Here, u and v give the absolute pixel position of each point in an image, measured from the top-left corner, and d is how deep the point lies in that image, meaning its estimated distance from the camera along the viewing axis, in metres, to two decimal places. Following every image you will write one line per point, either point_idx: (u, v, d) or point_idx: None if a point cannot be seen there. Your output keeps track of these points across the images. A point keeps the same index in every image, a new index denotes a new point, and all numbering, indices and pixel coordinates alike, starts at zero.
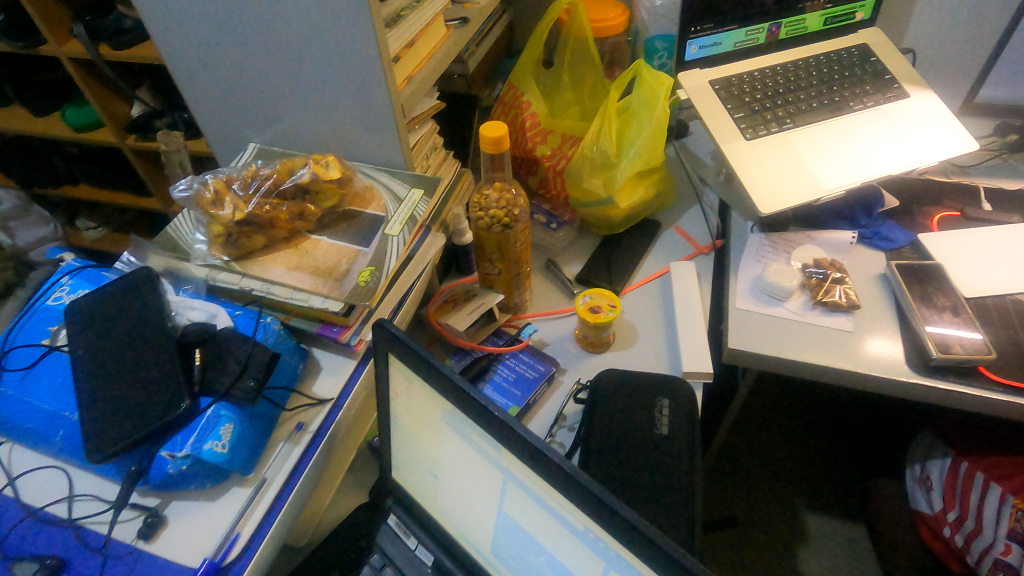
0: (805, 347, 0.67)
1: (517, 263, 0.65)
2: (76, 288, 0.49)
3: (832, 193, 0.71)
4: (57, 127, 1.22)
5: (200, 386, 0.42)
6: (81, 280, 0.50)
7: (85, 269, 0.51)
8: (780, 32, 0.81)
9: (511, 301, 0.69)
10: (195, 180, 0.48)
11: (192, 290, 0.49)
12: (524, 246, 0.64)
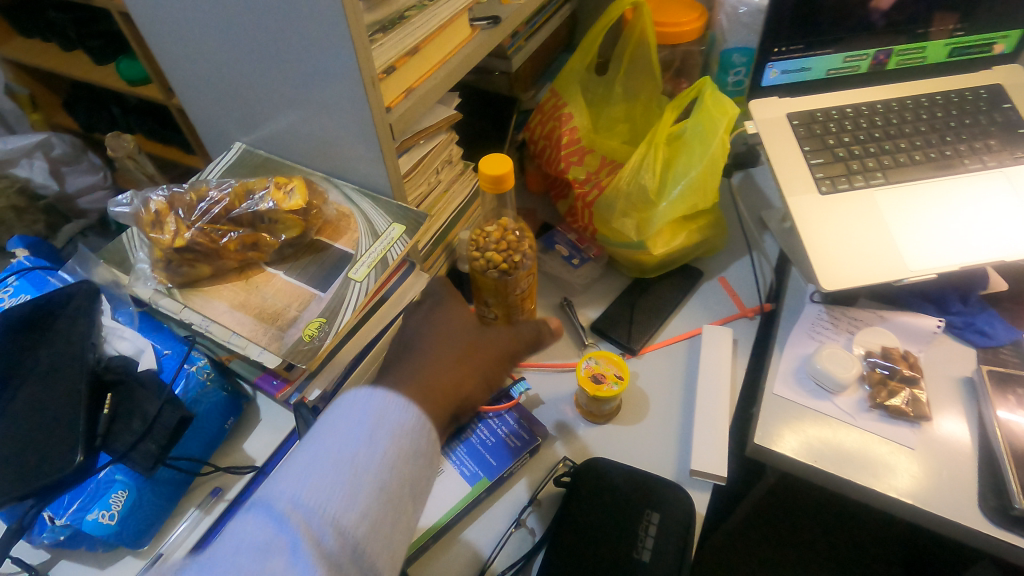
0: (851, 459, 0.56)
1: (518, 309, 0.56)
2: (19, 292, 0.46)
3: (919, 275, 0.57)
4: (111, 78, 1.22)
5: (101, 440, 0.38)
6: (26, 283, 0.46)
7: (33, 270, 0.47)
8: (889, 60, 0.65)
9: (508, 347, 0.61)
10: (138, 197, 0.44)
11: (129, 315, 0.45)
12: (528, 292, 0.56)
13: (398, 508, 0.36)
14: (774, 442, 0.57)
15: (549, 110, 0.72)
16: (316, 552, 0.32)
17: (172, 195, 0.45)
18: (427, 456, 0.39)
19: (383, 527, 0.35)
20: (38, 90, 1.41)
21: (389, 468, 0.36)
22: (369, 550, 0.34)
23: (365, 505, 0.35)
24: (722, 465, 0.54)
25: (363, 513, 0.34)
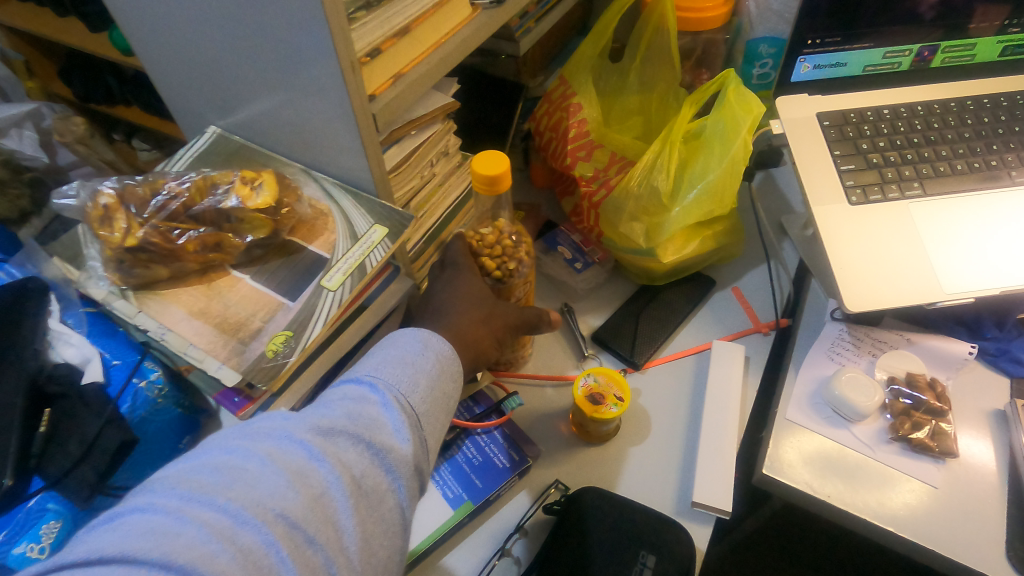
0: (868, 495, 0.51)
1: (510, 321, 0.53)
2: None
3: (954, 298, 0.52)
4: (105, 48, 1.17)
5: (34, 462, 0.38)
6: None
7: None
8: (934, 57, 0.59)
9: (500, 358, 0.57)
10: (85, 192, 0.41)
11: (77, 321, 0.44)
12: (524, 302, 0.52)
13: (451, 399, 0.41)
14: (785, 472, 0.53)
15: (556, 99, 0.67)
16: (397, 412, 0.37)
17: (124, 188, 0.41)
18: (459, 381, 0.43)
19: (441, 411, 0.40)
20: (34, 56, 1.36)
21: (442, 376, 0.41)
22: (431, 427, 0.39)
23: (429, 384, 0.40)
24: (728, 498, 0.49)
25: (428, 392, 0.39)
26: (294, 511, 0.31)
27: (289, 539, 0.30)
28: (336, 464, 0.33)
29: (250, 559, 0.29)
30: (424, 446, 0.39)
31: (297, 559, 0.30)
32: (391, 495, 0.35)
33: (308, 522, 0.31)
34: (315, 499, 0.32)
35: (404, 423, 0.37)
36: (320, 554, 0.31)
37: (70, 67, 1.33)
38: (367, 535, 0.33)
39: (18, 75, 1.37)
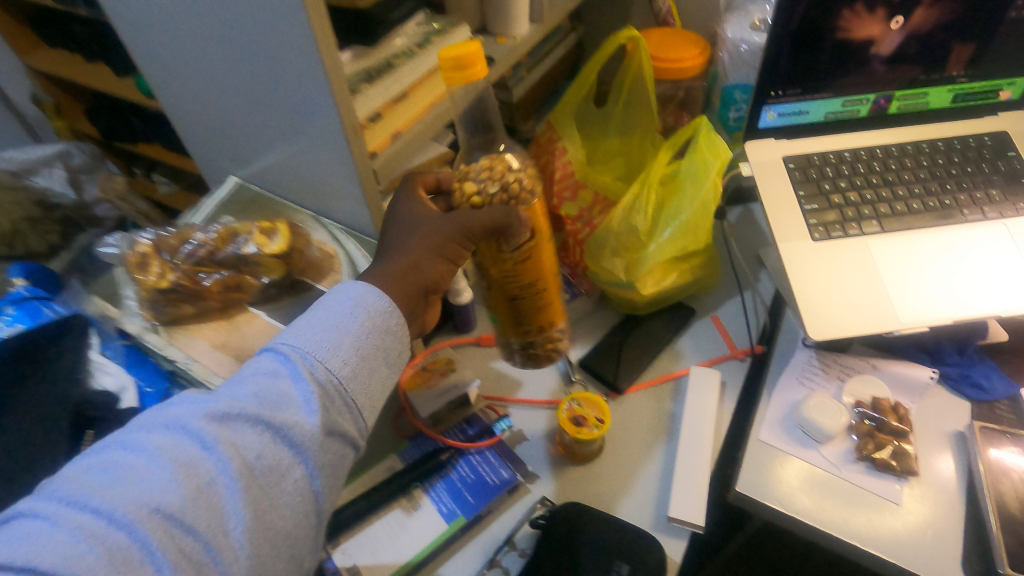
0: (835, 512, 0.55)
1: (515, 285, 0.47)
2: (14, 321, 0.47)
3: (910, 326, 0.56)
4: (130, 90, 1.25)
5: None
6: (21, 313, 0.48)
7: (29, 299, 0.49)
8: (890, 105, 0.65)
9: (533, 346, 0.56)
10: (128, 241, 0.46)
11: (115, 351, 0.50)
12: (525, 261, 0.46)
13: (381, 361, 0.40)
14: (756, 490, 0.57)
15: (544, 143, 0.73)
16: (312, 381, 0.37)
17: (158, 238, 0.47)
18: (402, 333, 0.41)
19: (375, 368, 0.39)
20: (61, 97, 1.45)
21: (369, 334, 0.39)
22: (358, 386, 0.39)
23: (355, 351, 0.38)
24: (701, 514, 0.53)
25: (353, 357, 0.38)
26: (172, 505, 0.31)
27: (166, 531, 0.31)
28: (223, 455, 0.33)
29: (118, 557, 0.30)
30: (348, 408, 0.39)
31: (173, 549, 0.31)
32: (291, 476, 0.35)
33: (191, 514, 0.32)
34: (198, 491, 0.32)
35: (319, 391, 0.37)
36: (200, 543, 0.32)
37: (94, 108, 1.42)
38: (259, 521, 0.34)
39: (47, 115, 1.46)
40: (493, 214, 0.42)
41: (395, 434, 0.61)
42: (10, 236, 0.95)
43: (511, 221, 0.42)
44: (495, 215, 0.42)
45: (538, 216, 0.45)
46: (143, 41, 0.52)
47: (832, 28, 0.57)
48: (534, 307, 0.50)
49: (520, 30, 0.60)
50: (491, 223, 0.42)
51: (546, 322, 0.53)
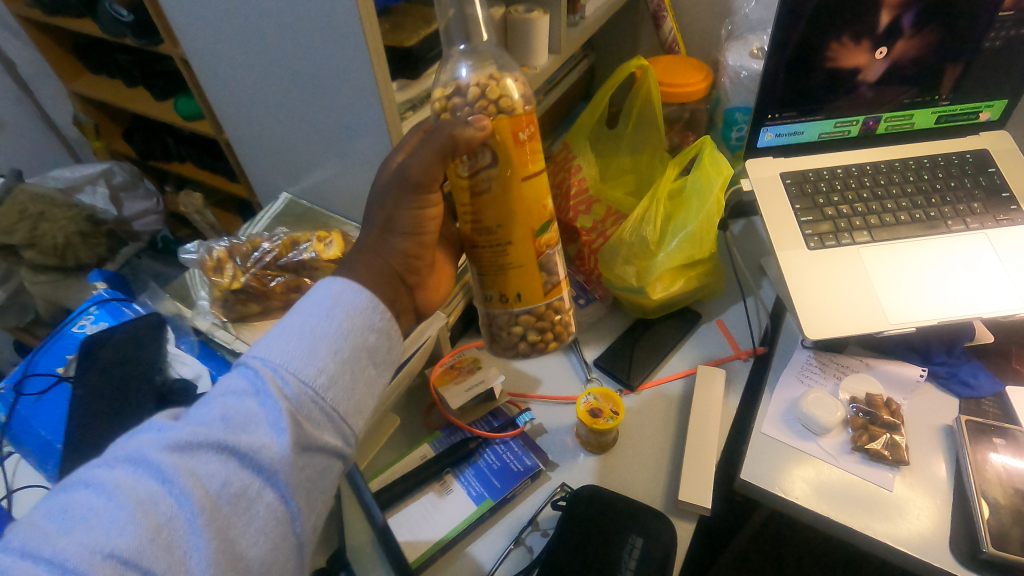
0: (831, 497, 0.59)
1: (473, 224, 0.43)
2: (99, 320, 0.54)
3: (899, 327, 0.62)
4: (169, 113, 1.34)
5: None
6: (105, 312, 0.55)
7: (111, 301, 0.56)
8: (879, 126, 0.71)
9: (505, 324, 0.50)
10: (204, 247, 0.53)
11: (189, 344, 0.54)
12: (481, 195, 0.42)
13: (366, 364, 0.38)
14: (758, 478, 0.61)
15: (561, 162, 0.79)
16: (281, 396, 0.35)
17: (230, 245, 0.53)
18: (387, 330, 0.40)
19: (352, 374, 0.37)
20: (102, 120, 1.57)
21: (348, 334, 0.37)
22: (336, 394, 0.36)
23: (334, 354, 0.36)
24: (707, 497, 0.58)
25: (333, 362, 0.36)
26: (127, 549, 0.29)
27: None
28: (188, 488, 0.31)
29: None
30: (326, 419, 0.36)
31: None
32: (265, 501, 0.33)
33: (149, 557, 0.29)
34: (160, 529, 0.30)
35: (289, 406, 0.34)
36: None
37: (132, 131, 1.51)
38: (231, 556, 0.31)
39: (87, 136, 1.57)
40: (417, 164, 0.42)
41: (425, 425, 0.67)
42: (63, 248, 1.04)
43: (460, 127, 0.40)
44: (418, 168, 0.42)
45: (506, 145, 0.40)
46: (214, 74, 0.59)
47: (821, 58, 0.63)
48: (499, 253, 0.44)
49: (540, 61, 0.67)
50: (412, 179, 0.43)
51: (507, 290, 0.46)
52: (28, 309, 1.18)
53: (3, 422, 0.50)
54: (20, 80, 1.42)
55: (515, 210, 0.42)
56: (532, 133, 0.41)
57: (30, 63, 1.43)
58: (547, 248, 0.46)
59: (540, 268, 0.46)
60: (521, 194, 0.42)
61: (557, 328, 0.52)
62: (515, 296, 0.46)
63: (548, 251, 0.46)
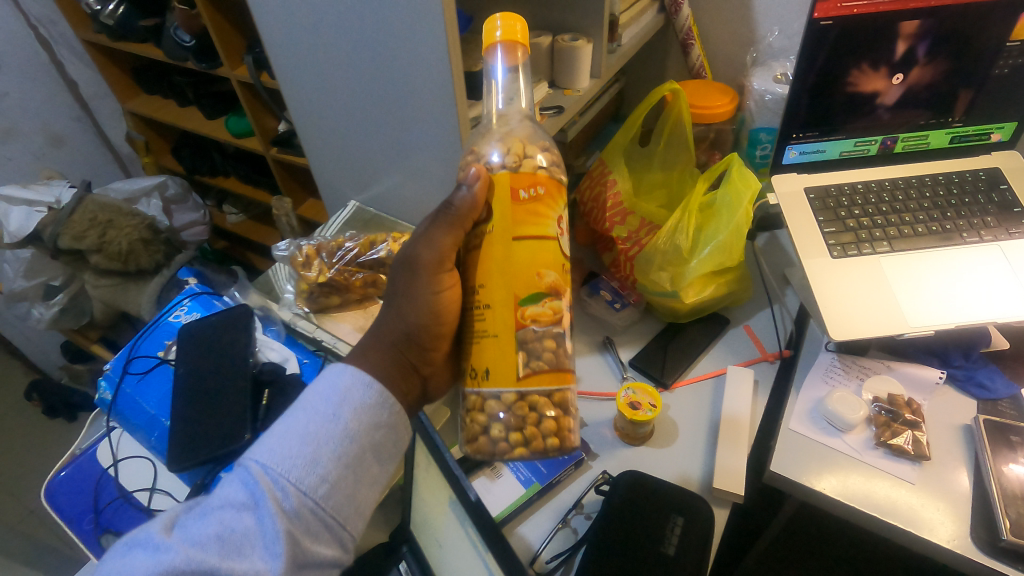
0: (855, 488, 0.63)
1: (468, 283, 0.43)
2: (192, 310, 0.62)
3: (918, 330, 0.66)
4: (220, 131, 1.43)
5: (262, 423, 0.54)
6: (197, 304, 0.63)
7: (201, 295, 0.64)
8: (896, 145, 0.76)
9: (473, 412, 0.43)
10: (294, 245, 0.60)
11: (275, 331, 0.60)
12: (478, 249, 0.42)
13: (364, 469, 0.42)
14: (787, 470, 0.65)
15: (597, 176, 0.85)
16: (278, 511, 0.39)
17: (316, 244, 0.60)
18: (390, 427, 0.44)
19: (350, 477, 0.41)
20: (152, 137, 1.70)
21: (349, 440, 0.41)
22: (333, 501, 0.40)
23: (333, 463, 0.41)
24: (740, 485, 0.62)
25: (333, 471, 0.40)
26: None
27: None
28: None
29: None
30: (323, 527, 0.40)
31: None
32: None
33: None
34: None
35: (286, 524, 0.38)
36: None
37: (181, 146, 1.61)
38: None
39: (137, 153, 1.70)
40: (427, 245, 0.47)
41: None
42: (126, 253, 1.12)
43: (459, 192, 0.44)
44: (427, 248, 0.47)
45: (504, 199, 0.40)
46: (298, 94, 0.67)
47: (842, 83, 0.69)
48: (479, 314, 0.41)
49: (583, 85, 0.74)
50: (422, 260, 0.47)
51: (481, 363, 0.42)
52: (85, 312, 1.26)
53: (110, 398, 0.56)
54: (81, 99, 1.53)
55: (499, 267, 0.40)
56: (534, 193, 0.40)
57: (91, 84, 1.54)
58: (530, 323, 0.41)
59: (516, 345, 0.40)
60: (507, 251, 0.40)
61: (532, 429, 0.42)
62: (484, 372, 0.41)
63: (530, 327, 0.41)
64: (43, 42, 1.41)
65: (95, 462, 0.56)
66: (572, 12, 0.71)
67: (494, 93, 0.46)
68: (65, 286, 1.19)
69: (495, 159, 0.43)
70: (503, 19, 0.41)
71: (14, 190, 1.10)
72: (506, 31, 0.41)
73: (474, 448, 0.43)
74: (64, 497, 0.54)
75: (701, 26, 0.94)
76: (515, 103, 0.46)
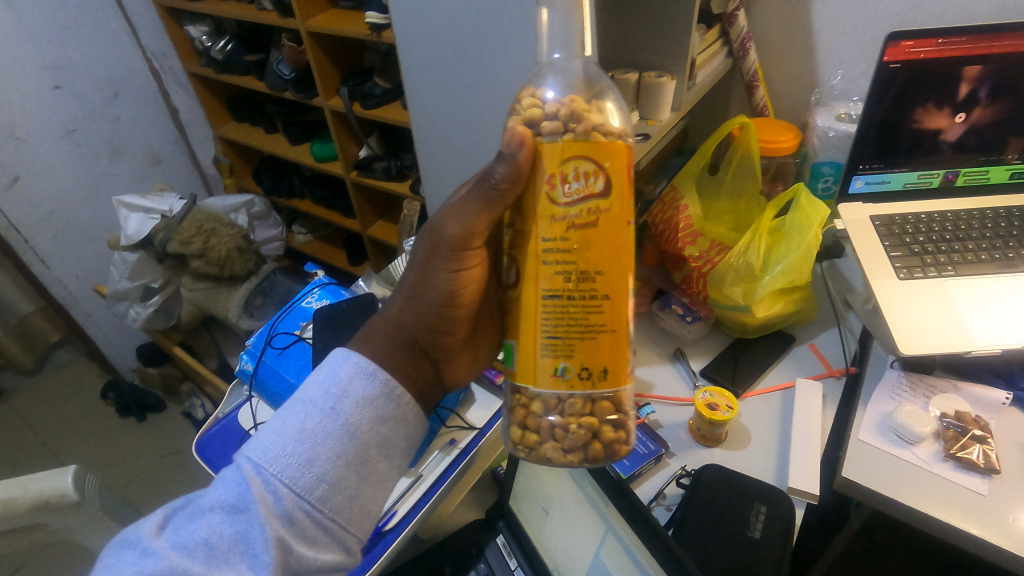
0: (927, 496, 0.64)
1: (566, 269, 0.36)
2: (322, 298, 0.73)
3: (987, 348, 0.69)
4: (304, 155, 1.56)
5: None
6: (325, 294, 0.74)
7: (329, 287, 0.75)
8: (957, 179, 0.82)
9: (551, 415, 0.40)
10: None
11: None
12: (586, 228, 0.35)
13: (362, 471, 0.43)
14: (861, 479, 0.67)
15: (669, 201, 0.92)
16: (273, 512, 0.40)
17: None
18: (398, 419, 0.45)
19: (351, 477, 0.42)
20: (236, 161, 1.86)
21: (349, 435, 0.42)
22: (331, 503, 0.41)
23: (329, 462, 0.42)
24: (814, 485, 0.66)
25: (330, 467, 0.41)
26: None
27: None
28: None
29: None
30: (321, 530, 0.42)
31: None
32: None
33: None
34: None
35: (279, 527, 0.40)
36: None
37: (264, 169, 1.75)
38: None
39: (222, 174, 1.85)
40: (454, 223, 0.46)
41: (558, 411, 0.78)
42: (224, 260, 1.23)
43: (501, 163, 0.39)
44: (455, 224, 0.45)
45: (619, 175, 0.35)
46: None
47: (909, 120, 0.76)
48: (585, 307, 0.37)
49: (665, 116, 0.81)
50: (449, 237, 0.46)
51: (597, 363, 0.38)
52: (173, 315, 1.34)
53: (252, 368, 0.66)
54: (180, 125, 1.69)
55: (615, 253, 0.36)
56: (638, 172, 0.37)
57: (189, 111, 1.70)
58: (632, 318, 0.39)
59: (628, 339, 0.39)
60: (624, 237, 0.36)
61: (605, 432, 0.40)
62: (600, 372, 0.38)
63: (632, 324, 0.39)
64: (154, 72, 1.58)
65: (236, 424, 0.65)
66: (657, 53, 0.80)
67: (550, 36, 0.40)
68: (162, 289, 1.29)
69: (550, 97, 0.40)
70: None
71: (134, 201, 1.27)
72: None
73: (563, 459, 0.41)
74: (213, 452, 0.62)
75: (765, 70, 1.03)
76: (582, 51, 0.41)
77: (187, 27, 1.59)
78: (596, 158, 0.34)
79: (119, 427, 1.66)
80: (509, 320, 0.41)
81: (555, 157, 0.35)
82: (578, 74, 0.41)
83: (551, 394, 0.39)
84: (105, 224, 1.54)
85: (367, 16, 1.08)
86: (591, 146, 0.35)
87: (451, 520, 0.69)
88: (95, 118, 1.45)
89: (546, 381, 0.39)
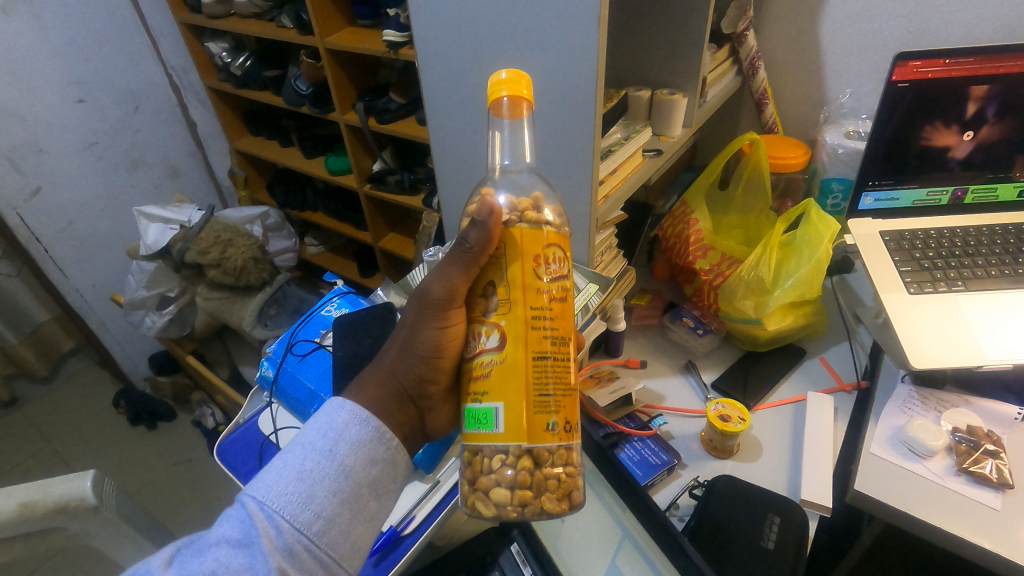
0: (940, 510, 0.65)
1: (552, 333, 0.39)
2: (341, 307, 0.75)
3: (997, 362, 0.70)
4: (319, 168, 1.59)
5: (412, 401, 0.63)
6: (344, 303, 0.76)
7: (347, 296, 0.77)
8: (966, 196, 0.83)
9: (541, 468, 0.40)
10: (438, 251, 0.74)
11: None
12: (561, 302, 0.40)
13: (355, 511, 0.44)
14: (873, 492, 0.67)
15: (679, 215, 0.94)
16: (275, 548, 0.40)
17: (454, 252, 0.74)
18: (389, 461, 0.46)
19: (347, 515, 0.43)
20: (251, 173, 1.89)
21: (347, 475, 0.43)
22: (328, 539, 0.42)
23: (326, 501, 0.42)
24: (827, 497, 0.66)
25: (327, 505, 0.42)
26: None
27: None
28: None
29: None
30: (318, 566, 0.42)
31: None
32: None
33: None
34: None
35: (280, 562, 0.40)
36: None
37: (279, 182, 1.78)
38: None
39: (236, 186, 1.89)
40: (437, 284, 0.46)
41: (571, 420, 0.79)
42: (240, 270, 1.25)
43: (473, 230, 0.42)
44: (439, 286, 0.46)
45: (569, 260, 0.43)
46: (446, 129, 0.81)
47: (917, 138, 0.77)
48: (561, 369, 0.40)
49: (677, 132, 0.83)
50: (435, 297, 0.47)
51: (572, 415, 0.41)
52: (187, 324, 1.36)
53: (273, 374, 0.68)
54: (198, 138, 1.73)
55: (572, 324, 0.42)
56: None
57: (207, 125, 1.74)
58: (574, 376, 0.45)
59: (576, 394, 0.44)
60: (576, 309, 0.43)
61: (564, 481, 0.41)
62: (572, 425, 0.41)
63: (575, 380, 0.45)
64: (173, 87, 1.62)
65: (256, 429, 0.66)
66: (669, 72, 0.83)
67: (500, 148, 0.49)
68: (179, 298, 1.31)
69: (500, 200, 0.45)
70: (510, 73, 0.40)
71: (154, 211, 1.29)
72: (509, 83, 0.41)
73: (558, 508, 0.41)
74: (234, 457, 0.64)
75: (774, 88, 1.05)
76: (522, 160, 0.49)
77: (208, 43, 1.63)
78: (563, 247, 0.41)
79: (131, 435, 1.68)
80: (481, 385, 0.40)
81: (540, 241, 0.40)
82: (523, 181, 0.48)
83: (543, 446, 0.39)
84: (123, 234, 1.57)
85: (384, 34, 1.11)
86: (560, 238, 0.41)
87: (466, 528, 0.69)
88: (116, 131, 1.49)
89: (530, 437, 0.39)
